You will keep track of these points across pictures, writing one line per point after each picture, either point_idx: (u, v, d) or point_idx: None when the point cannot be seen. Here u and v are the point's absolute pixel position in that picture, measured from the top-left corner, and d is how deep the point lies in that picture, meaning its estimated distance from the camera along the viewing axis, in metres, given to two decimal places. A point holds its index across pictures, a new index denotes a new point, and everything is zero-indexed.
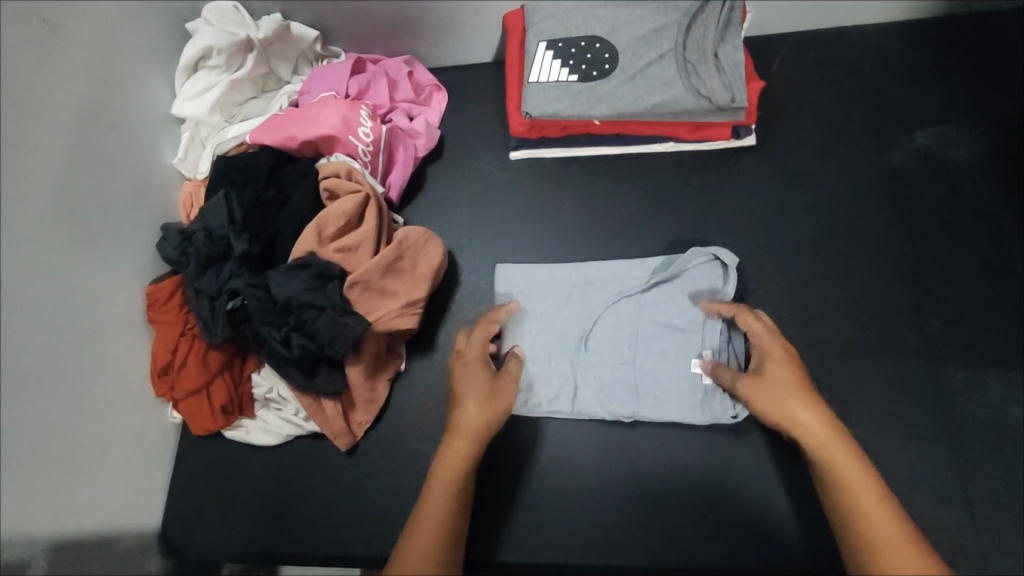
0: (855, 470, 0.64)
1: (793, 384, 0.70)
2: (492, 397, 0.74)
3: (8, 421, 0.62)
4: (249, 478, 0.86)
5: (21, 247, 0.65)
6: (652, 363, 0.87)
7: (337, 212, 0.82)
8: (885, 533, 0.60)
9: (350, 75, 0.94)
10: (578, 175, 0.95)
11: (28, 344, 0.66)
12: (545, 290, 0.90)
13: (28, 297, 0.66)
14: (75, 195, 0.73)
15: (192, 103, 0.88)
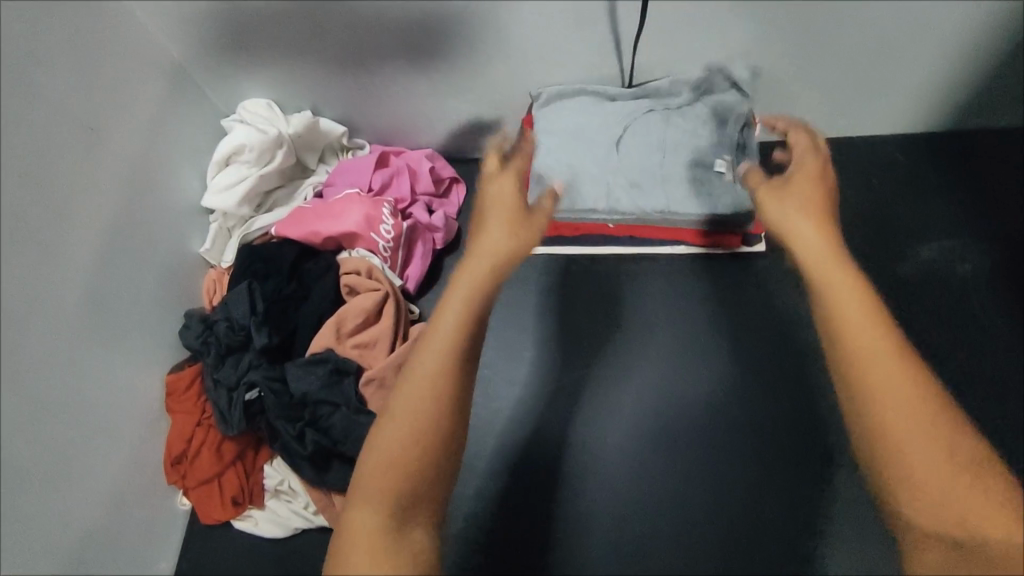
0: (859, 299, 0.50)
1: (809, 202, 0.58)
2: (519, 222, 0.57)
3: (27, 528, 0.63)
4: (256, 570, 0.86)
5: (51, 350, 0.67)
6: (679, 141, 0.88)
7: (356, 308, 0.85)
8: (886, 373, 0.48)
9: (374, 169, 0.98)
10: (591, 274, 1.00)
11: (51, 446, 0.67)
12: (579, 117, 0.89)
13: (55, 400, 0.68)
14: (105, 292, 0.76)
15: (222, 195, 0.92)
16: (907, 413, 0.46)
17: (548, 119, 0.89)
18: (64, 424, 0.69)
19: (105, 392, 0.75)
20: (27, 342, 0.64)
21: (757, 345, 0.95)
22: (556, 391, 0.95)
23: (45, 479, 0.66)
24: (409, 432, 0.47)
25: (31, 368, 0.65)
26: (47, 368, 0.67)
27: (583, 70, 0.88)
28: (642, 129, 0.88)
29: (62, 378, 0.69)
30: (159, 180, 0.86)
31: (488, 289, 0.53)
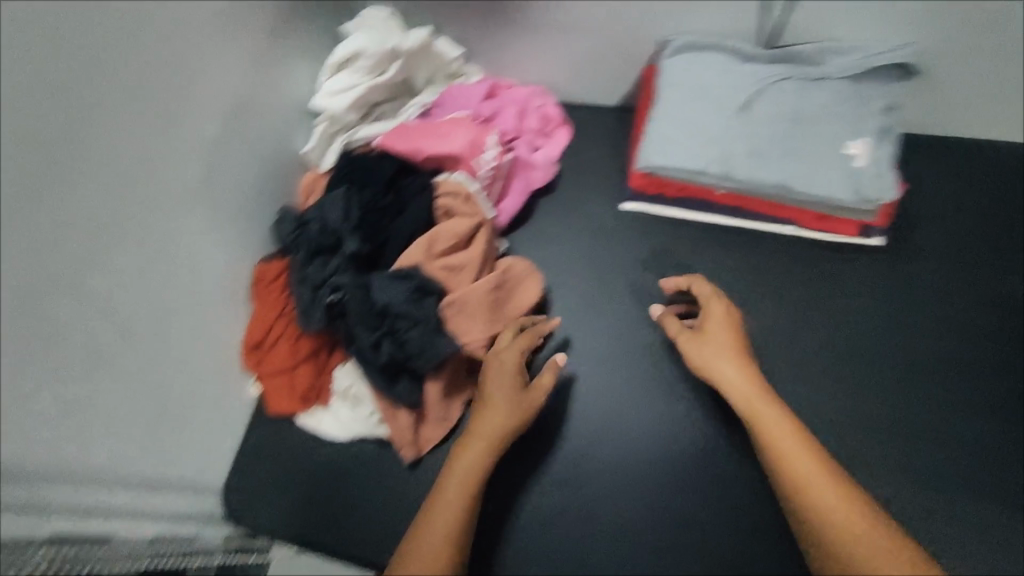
0: (775, 419, 0.71)
1: (728, 346, 0.77)
2: (514, 406, 0.77)
3: (119, 365, 0.66)
4: (311, 465, 0.88)
5: (162, 205, 0.69)
6: (812, 114, 0.82)
7: (448, 232, 0.84)
8: (822, 490, 0.66)
9: (484, 100, 0.98)
10: (686, 239, 0.93)
11: (151, 295, 0.69)
12: (709, 75, 0.85)
13: (159, 252, 0.70)
14: (218, 165, 0.78)
15: (331, 100, 0.91)
16: (849, 521, 0.64)
17: (671, 77, 0.86)
18: (163, 281, 0.71)
19: (201, 260, 0.78)
20: (145, 190, 0.66)
21: (853, 354, 0.87)
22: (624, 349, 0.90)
23: (139, 327, 0.68)
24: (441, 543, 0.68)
25: (144, 215, 0.66)
26: (157, 220, 0.68)
27: (720, 22, 0.85)
28: (773, 96, 0.83)
29: (168, 236, 0.71)
30: (278, 69, 0.86)
31: (487, 458, 0.74)
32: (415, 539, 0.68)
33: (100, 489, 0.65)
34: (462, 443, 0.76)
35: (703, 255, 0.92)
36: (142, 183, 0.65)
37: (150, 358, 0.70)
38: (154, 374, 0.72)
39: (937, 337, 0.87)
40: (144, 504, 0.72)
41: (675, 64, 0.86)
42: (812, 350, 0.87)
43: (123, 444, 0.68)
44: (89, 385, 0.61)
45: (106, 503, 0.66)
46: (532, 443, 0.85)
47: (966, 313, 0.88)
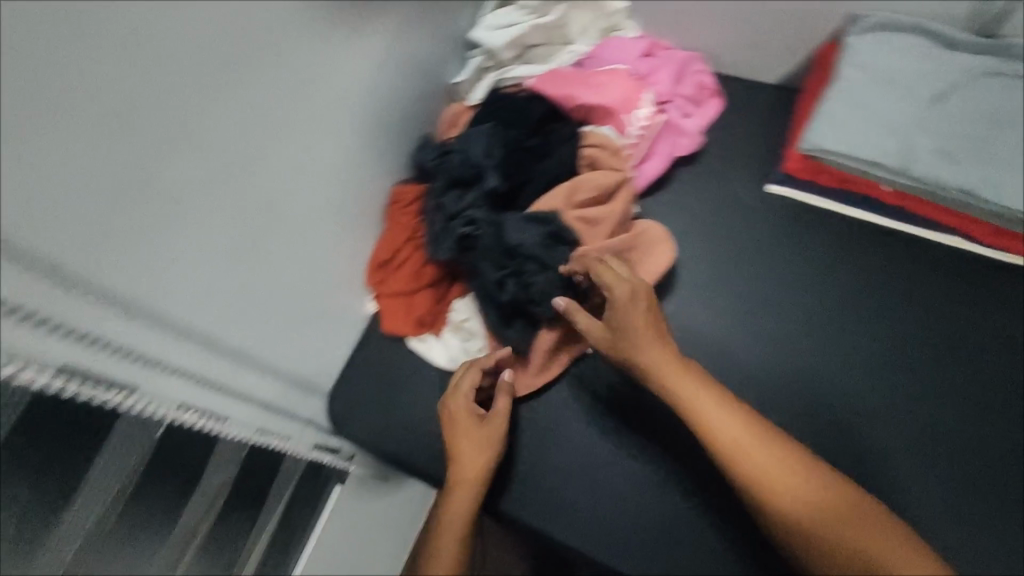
0: (701, 402, 0.72)
1: (645, 326, 0.75)
2: (480, 447, 0.79)
3: (261, 251, 0.69)
4: (413, 389, 0.89)
5: (326, 107, 0.71)
6: (1009, 116, 0.76)
7: (591, 184, 0.82)
8: (759, 470, 0.68)
9: (641, 58, 0.95)
10: (833, 232, 0.88)
11: (302, 191, 0.72)
12: (896, 61, 0.79)
13: (316, 150, 0.72)
14: (380, 80, 0.80)
15: (492, 34, 0.91)
16: (786, 491, 0.67)
17: (853, 58, 0.80)
18: (313, 183, 0.74)
19: (348, 170, 0.80)
20: (316, 88, 0.68)
21: (999, 389, 0.80)
22: (751, 334, 0.84)
23: (287, 223, 0.71)
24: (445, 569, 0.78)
25: (312, 110, 0.69)
26: (321, 121, 0.71)
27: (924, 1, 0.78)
28: (970, 92, 0.77)
29: (326, 138, 0.73)
30: None
31: (471, 497, 0.79)
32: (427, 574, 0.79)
33: (227, 363, 0.69)
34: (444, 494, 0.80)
35: (850, 257, 0.86)
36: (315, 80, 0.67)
37: (290, 255, 0.74)
38: (289, 269, 0.75)
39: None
40: (263, 389, 0.76)
41: (859, 44, 0.80)
42: (953, 371, 0.81)
43: (248, 327, 0.71)
44: (239, 267, 0.66)
45: (235, 382, 0.71)
46: (635, 413, 0.84)
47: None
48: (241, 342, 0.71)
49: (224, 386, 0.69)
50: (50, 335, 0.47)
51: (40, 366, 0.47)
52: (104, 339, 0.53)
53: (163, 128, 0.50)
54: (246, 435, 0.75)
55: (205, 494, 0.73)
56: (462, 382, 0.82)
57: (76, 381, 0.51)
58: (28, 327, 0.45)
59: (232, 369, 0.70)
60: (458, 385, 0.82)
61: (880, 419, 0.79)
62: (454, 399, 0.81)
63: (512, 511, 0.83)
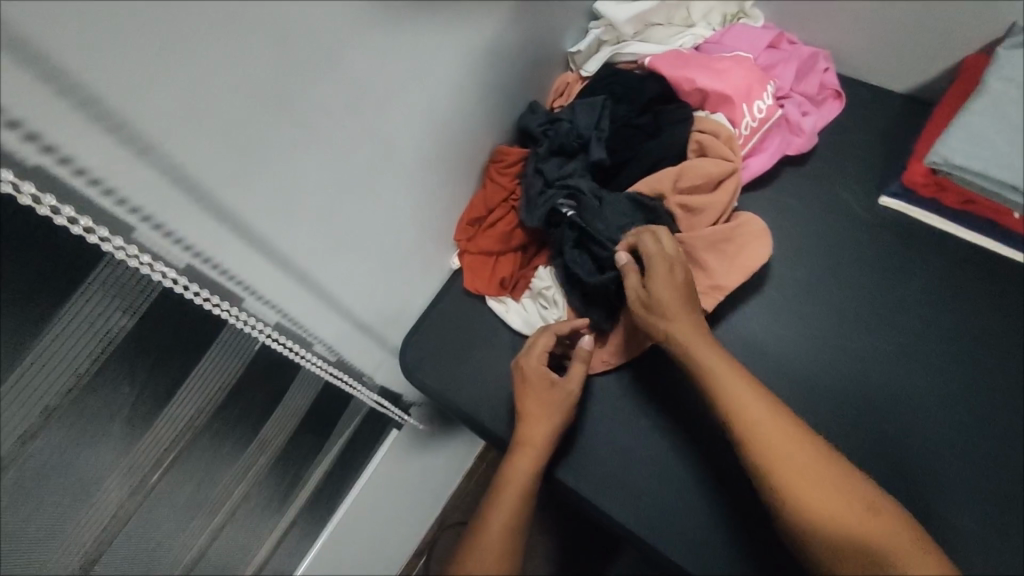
0: (725, 373, 0.71)
1: (677, 290, 0.74)
2: (549, 416, 0.80)
3: (364, 192, 0.72)
4: (485, 348, 0.91)
5: (446, 56, 0.73)
6: None
7: (699, 171, 0.80)
8: (783, 454, 0.67)
9: (765, 48, 0.91)
10: (938, 254, 0.84)
11: (411, 140, 0.75)
12: None
13: (430, 102, 0.74)
14: (502, 41, 0.80)
15: (615, 7, 0.89)
16: (803, 480, 0.65)
17: (1006, 70, 0.75)
18: (422, 134, 0.76)
19: (456, 125, 0.81)
20: (440, 39, 0.70)
21: None
22: (838, 346, 0.81)
23: (391, 169, 0.74)
24: (508, 516, 0.79)
25: (433, 59, 0.71)
26: (438, 71, 0.73)
27: None
28: None
29: (440, 91, 0.75)
30: None
31: (534, 470, 0.80)
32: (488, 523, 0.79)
33: (319, 291, 0.73)
34: (504, 470, 0.81)
35: (955, 285, 0.82)
36: (441, 30, 0.69)
37: (390, 202, 0.77)
38: (385, 215, 0.77)
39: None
40: (343, 323, 0.80)
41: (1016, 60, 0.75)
42: None
43: (343, 263, 0.74)
44: (344, 203, 0.69)
45: (323, 313, 0.75)
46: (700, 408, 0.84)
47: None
48: (334, 275, 0.74)
49: (311, 315, 0.73)
50: (172, 242, 0.52)
51: (163, 263, 0.53)
52: (214, 253, 0.56)
53: (303, 56, 0.54)
54: (323, 366, 0.79)
55: (282, 413, 0.77)
56: (533, 352, 0.83)
57: (189, 287, 0.56)
58: (155, 232, 0.50)
59: (322, 298, 0.74)
60: (530, 351, 0.83)
61: (964, 453, 0.75)
62: (527, 369, 0.82)
63: (565, 485, 0.83)
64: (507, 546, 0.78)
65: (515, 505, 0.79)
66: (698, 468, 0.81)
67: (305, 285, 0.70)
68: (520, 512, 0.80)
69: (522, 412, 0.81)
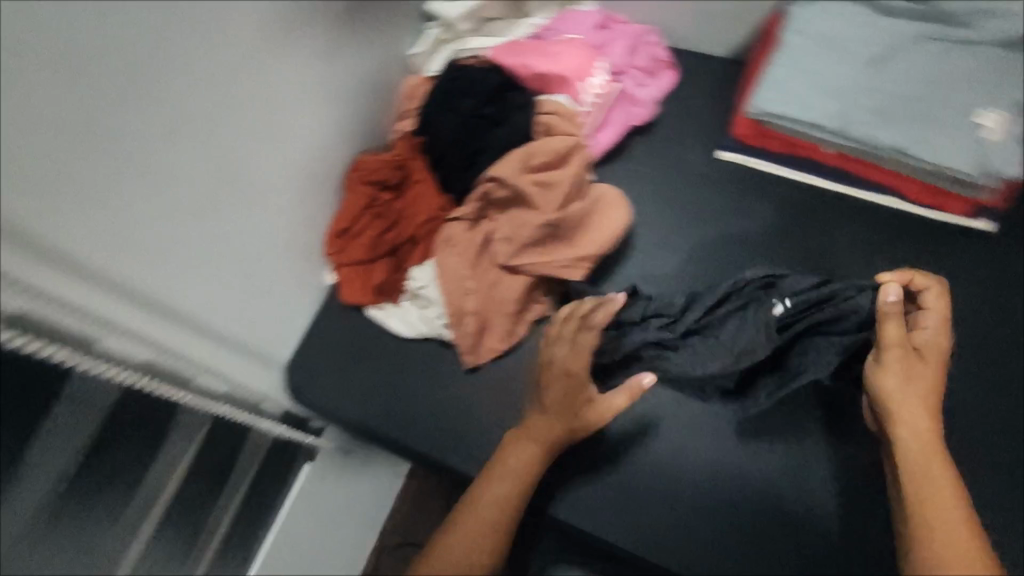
0: (932, 451, 0.62)
1: (927, 378, 0.66)
2: (576, 417, 0.73)
3: (218, 216, 0.68)
4: (372, 358, 0.89)
5: (274, 67, 0.71)
6: (949, 80, 0.77)
7: (546, 148, 0.83)
8: (947, 529, 0.55)
9: (596, 29, 0.95)
10: (784, 194, 0.89)
11: (257, 160, 0.72)
12: (838, 33, 0.81)
13: (270, 118, 0.72)
14: (331, 52, 0.79)
15: (448, 6, 0.92)
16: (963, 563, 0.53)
17: (796, 25, 0.83)
18: (272, 152, 0.74)
19: (303, 141, 0.79)
20: (261, 53, 0.68)
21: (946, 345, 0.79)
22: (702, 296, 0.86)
23: (246, 189, 0.72)
24: (487, 526, 0.67)
25: (254, 76, 0.68)
26: (271, 82, 0.71)
27: None
28: (912, 52, 0.78)
29: (278, 107, 0.73)
30: None
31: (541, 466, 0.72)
32: (479, 493, 0.69)
33: (187, 325, 0.68)
34: (500, 456, 0.72)
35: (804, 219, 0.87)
36: (258, 44, 0.68)
37: (253, 223, 0.74)
38: (248, 238, 0.75)
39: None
40: (222, 356, 0.75)
41: (803, 17, 0.83)
42: None
43: (210, 292, 0.70)
44: (197, 226, 0.66)
45: (198, 348, 0.71)
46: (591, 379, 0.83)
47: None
48: (200, 306, 0.69)
49: (184, 351, 0.69)
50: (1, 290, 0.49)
51: None
52: (54, 296, 0.53)
53: (105, 79, 0.52)
54: (207, 403, 0.75)
55: (166, 459, 0.73)
56: (578, 347, 0.75)
57: (28, 339, 0.53)
58: None
59: (192, 333, 0.69)
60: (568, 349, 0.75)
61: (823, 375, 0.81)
62: (574, 368, 0.73)
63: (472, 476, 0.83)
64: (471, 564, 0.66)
65: (499, 514, 0.68)
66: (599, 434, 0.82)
67: (168, 321, 0.66)
68: (501, 525, 0.68)
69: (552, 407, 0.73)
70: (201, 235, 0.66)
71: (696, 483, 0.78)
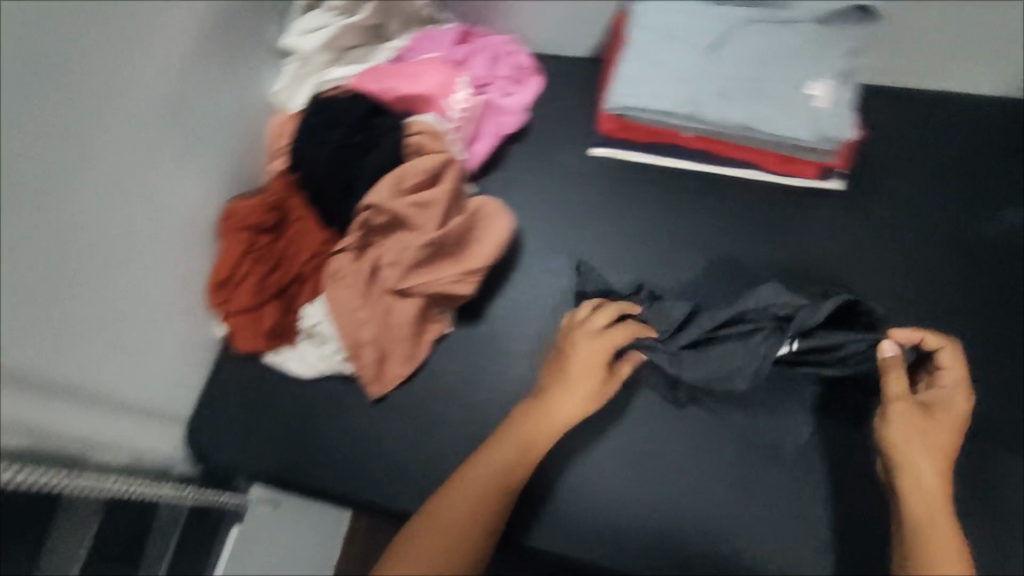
0: (935, 496, 0.65)
1: (940, 434, 0.69)
2: (591, 398, 0.76)
3: (78, 285, 0.64)
4: (275, 405, 0.87)
5: (130, 124, 0.68)
6: (778, 57, 0.83)
7: (416, 168, 0.83)
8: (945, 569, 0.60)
9: (455, 43, 0.95)
10: (656, 181, 0.93)
11: (115, 223, 0.68)
12: (676, 24, 0.86)
13: (124, 177, 0.68)
14: (184, 101, 0.76)
15: (301, 39, 0.91)
16: None
17: (638, 20, 0.87)
18: (132, 210, 0.70)
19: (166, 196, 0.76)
20: (107, 111, 0.65)
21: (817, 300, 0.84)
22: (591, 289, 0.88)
23: (106, 254, 0.67)
24: (467, 504, 0.69)
25: (101, 136, 0.64)
26: (128, 139, 0.68)
27: None
28: (742, 35, 0.84)
29: (133, 165, 0.69)
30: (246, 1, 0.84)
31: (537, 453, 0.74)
32: (464, 472, 0.72)
33: (59, 405, 0.63)
34: (492, 440, 0.74)
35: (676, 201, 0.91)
36: (102, 102, 0.64)
37: (118, 287, 0.70)
38: (116, 304, 0.70)
39: (916, 284, 0.85)
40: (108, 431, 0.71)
41: (642, 13, 0.87)
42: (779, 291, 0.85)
43: (79, 366, 0.65)
44: (64, 298, 0.62)
45: (82, 426, 0.67)
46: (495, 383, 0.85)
47: (939, 256, 0.86)
48: (71, 383, 0.64)
49: (67, 433, 0.65)
50: None
51: None
52: None
53: None
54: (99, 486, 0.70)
55: None
56: (612, 332, 0.78)
57: None
58: None
59: (65, 413, 0.64)
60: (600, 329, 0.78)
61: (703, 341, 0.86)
62: (597, 343, 0.77)
63: (394, 507, 0.82)
64: (451, 535, 0.67)
65: (478, 499, 0.70)
66: None
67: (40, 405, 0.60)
68: (480, 509, 0.69)
69: (569, 378, 0.76)
70: (62, 308, 0.62)
71: (611, 475, 0.80)
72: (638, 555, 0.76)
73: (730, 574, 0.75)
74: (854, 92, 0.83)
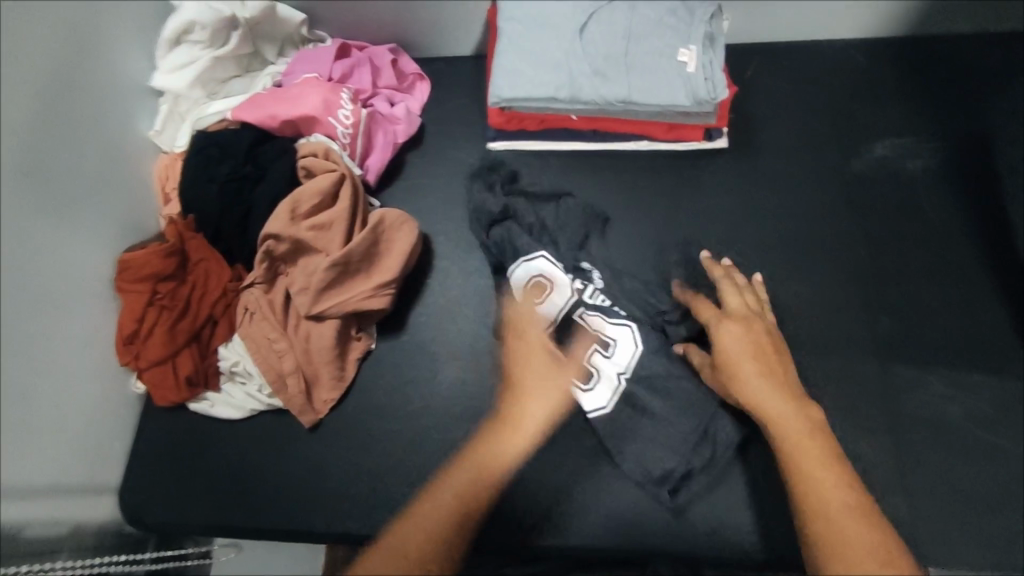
0: (799, 434, 0.62)
1: (754, 357, 0.70)
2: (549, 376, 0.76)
3: None
4: (208, 451, 0.85)
5: (10, 186, 0.65)
6: (643, 32, 0.87)
7: (310, 191, 0.83)
8: (823, 491, 0.58)
9: (335, 60, 0.95)
10: (553, 167, 0.95)
11: (12, 289, 0.65)
12: (543, 13, 0.88)
13: (14, 241, 0.65)
14: (65, 153, 0.73)
15: (173, 77, 0.88)
16: (835, 503, 0.57)
17: (508, 11, 0.89)
18: (24, 274, 0.67)
19: (62, 255, 0.72)
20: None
21: (719, 255, 0.88)
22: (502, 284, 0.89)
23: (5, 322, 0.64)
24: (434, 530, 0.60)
25: None
26: (11, 199, 0.65)
27: None
28: (605, 16, 0.87)
29: (21, 226, 0.66)
30: (108, 44, 0.81)
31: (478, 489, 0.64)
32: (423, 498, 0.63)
33: None
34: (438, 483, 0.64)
35: (573, 182, 0.93)
36: None
37: (21, 356, 0.66)
38: (23, 374, 0.66)
39: (808, 222, 0.89)
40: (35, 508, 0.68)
41: (510, 5, 0.89)
42: (684, 252, 0.88)
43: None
44: None
45: (9, 508, 0.64)
46: (427, 388, 0.85)
47: (822, 194, 0.91)
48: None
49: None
50: None
51: None
52: None
53: None
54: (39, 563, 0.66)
55: None
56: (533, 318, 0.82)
57: None
58: None
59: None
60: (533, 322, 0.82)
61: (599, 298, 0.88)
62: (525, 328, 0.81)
63: (342, 532, 0.80)
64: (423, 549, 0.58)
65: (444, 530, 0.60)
66: (451, 442, 0.83)
67: None
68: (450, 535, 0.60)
69: (521, 375, 0.76)
70: None
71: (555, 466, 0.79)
72: (593, 533, 0.76)
73: (683, 533, 0.76)
74: (721, 54, 0.86)
